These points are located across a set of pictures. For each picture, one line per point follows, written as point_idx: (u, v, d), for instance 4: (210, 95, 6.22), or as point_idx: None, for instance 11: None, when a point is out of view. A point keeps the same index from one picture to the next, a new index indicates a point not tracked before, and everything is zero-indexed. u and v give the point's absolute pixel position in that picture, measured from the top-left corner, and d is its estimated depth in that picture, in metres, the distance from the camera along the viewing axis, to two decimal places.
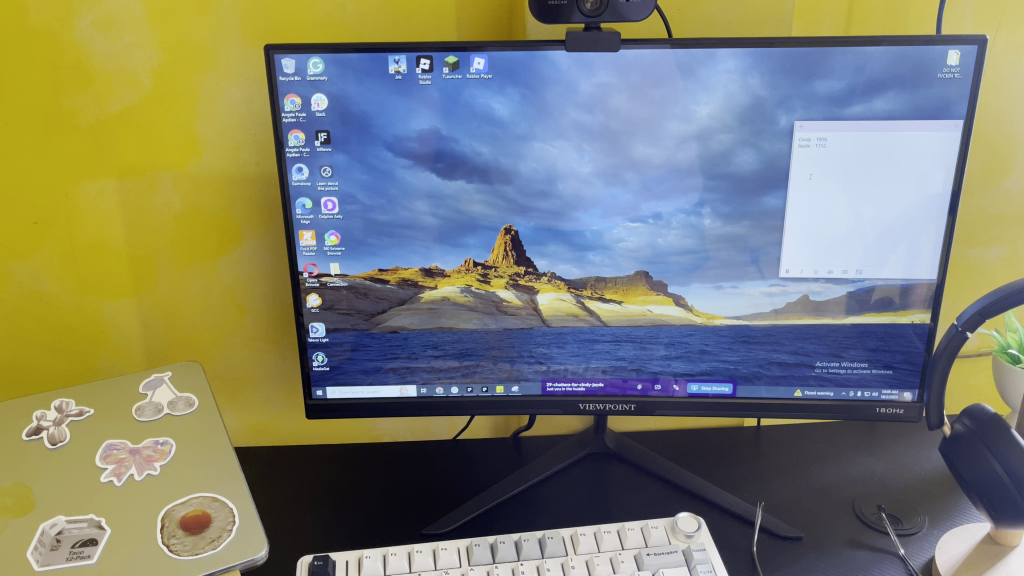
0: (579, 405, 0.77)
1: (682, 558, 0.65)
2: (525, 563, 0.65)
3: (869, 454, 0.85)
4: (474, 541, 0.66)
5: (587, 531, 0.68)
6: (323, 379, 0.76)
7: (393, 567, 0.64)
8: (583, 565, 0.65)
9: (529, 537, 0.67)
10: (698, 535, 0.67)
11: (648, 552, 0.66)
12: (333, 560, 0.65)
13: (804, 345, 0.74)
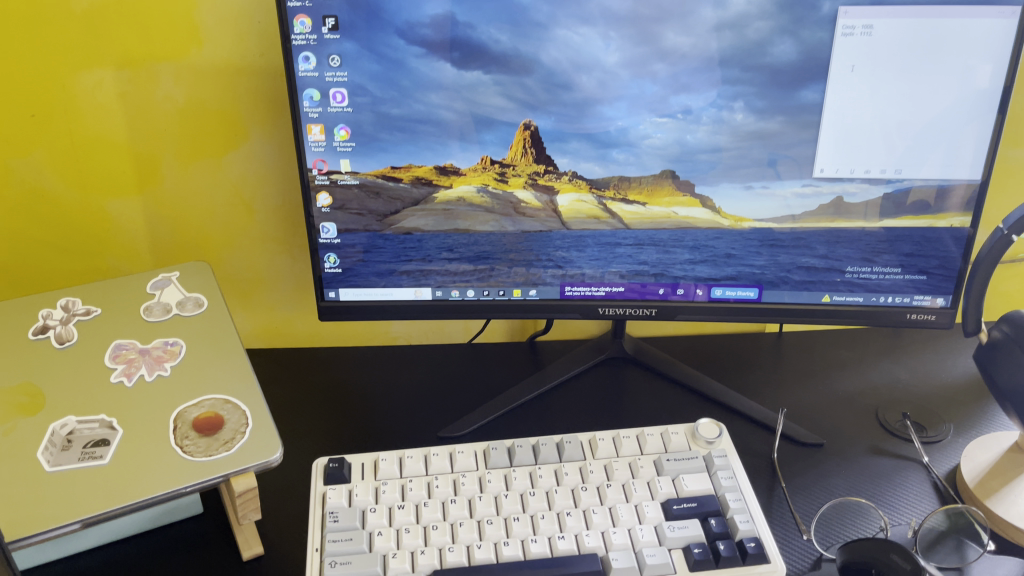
0: (598, 310, 0.75)
1: (702, 464, 0.64)
2: (542, 467, 0.64)
3: (894, 361, 0.83)
4: (491, 444, 0.65)
5: (606, 436, 0.67)
6: (336, 281, 0.74)
7: (409, 469, 0.63)
8: (601, 469, 0.64)
9: (547, 441, 0.66)
10: (719, 442, 0.66)
11: (667, 457, 0.65)
12: (349, 462, 0.64)
13: (835, 249, 0.71)
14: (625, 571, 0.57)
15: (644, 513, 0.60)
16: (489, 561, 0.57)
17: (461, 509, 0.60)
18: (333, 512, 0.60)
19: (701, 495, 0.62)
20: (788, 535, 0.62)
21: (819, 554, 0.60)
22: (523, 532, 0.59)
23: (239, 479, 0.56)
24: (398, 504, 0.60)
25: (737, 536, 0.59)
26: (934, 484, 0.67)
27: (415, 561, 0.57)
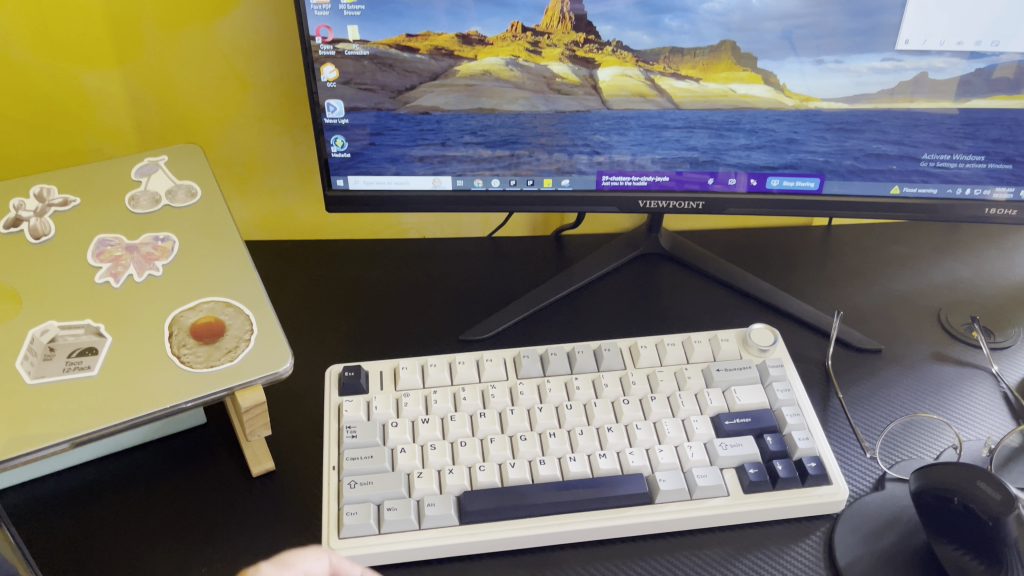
0: (639, 202, 0.67)
1: (756, 375, 0.58)
2: (579, 377, 0.58)
3: (957, 258, 0.76)
4: (522, 352, 0.59)
5: (649, 343, 0.60)
6: (344, 168, 0.66)
7: (432, 379, 0.57)
8: (645, 379, 0.58)
9: (583, 349, 0.60)
10: (773, 350, 0.60)
11: (717, 367, 0.58)
12: (366, 371, 0.58)
13: (912, 134, 0.62)
14: (674, 493, 0.52)
15: (693, 430, 0.55)
16: (523, 481, 0.52)
17: (491, 424, 0.54)
18: (351, 426, 0.54)
19: (755, 409, 0.56)
20: (847, 451, 0.57)
21: (883, 472, 0.56)
22: (560, 450, 0.53)
23: (246, 393, 0.50)
24: (422, 418, 0.54)
25: (795, 455, 0.54)
26: (1004, 395, 0.62)
27: (442, 482, 0.51)
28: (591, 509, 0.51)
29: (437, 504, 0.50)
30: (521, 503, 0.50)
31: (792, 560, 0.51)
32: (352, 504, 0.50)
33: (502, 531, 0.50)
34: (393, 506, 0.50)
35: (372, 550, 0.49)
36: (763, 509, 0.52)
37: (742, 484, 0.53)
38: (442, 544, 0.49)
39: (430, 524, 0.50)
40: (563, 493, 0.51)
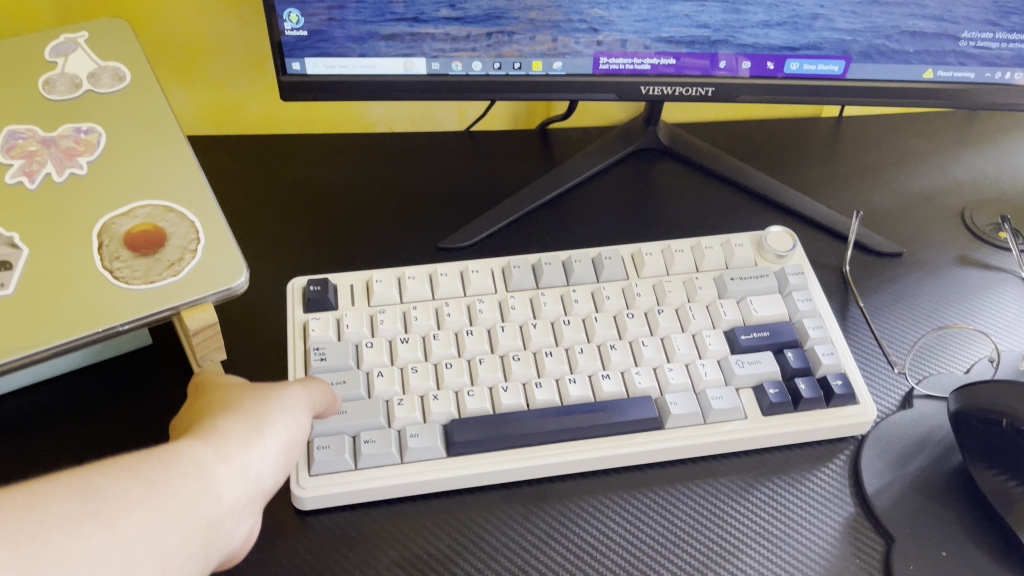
0: (641, 88, 0.59)
1: (774, 285, 0.52)
2: (578, 289, 0.51)
3: (979, 154, 0.70)
4: (513, 262, 0.52)
5: (654, 250, 0.54)
6: (300, 49, 0.55)
7: (411, 294, 0.50)
8: (651, 290, 0.51)
9: (581, 257, 0.53)
10: (792, 257, 0.54)
11: (732, 276, 0.52)
12: (335, 285, 0.51)
13: (954, 9, 0.54)
14: (686, 418, 0.46)
15: (706, 345, 0.49)
16: (518, 407, 0.46)
17: (479, 343, 0.48)
18: (320, 347, 0.47)
19: (774, 322, 0.51)
20: (871, 365, 0.52)
21: (911, 388, 0.51)
22: (557, 371, 0.47)
23: (196, 312, 0.43)
24: (401, 338, 0.48)
25: (819, 372, 0.49)
26: None
27: (427, 410, 0.45)
28: (595, 437, 0.45)
29: (421, 435, 0.43)
30: (518, 432, 0.44)
31: (816, 488, 0.46)
32: (323, 436, 0.43)
33: (496, 463, 0.44)
34: (371, 438, 0.43)
35: (348, 489, 0.42)
36: (784, 432, 0.47)
37: (761, 405, 0.47)
38: (428, 479, 0.43)
39: (413, 457, 0.43)
40: (563, 419, 0.45)
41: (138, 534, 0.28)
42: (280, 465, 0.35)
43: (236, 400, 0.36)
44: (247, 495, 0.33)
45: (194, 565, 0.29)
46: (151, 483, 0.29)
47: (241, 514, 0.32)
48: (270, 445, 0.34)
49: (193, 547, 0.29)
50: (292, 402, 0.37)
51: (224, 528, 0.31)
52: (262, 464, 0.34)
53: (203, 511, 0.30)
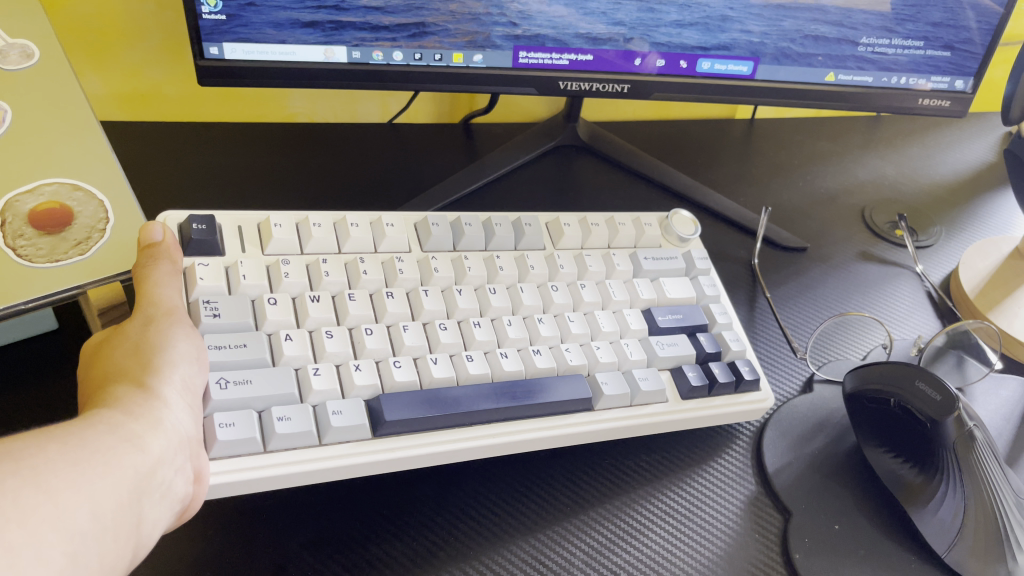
0: (559, 83, 0.60)
1: (685, 267, 0.54)
2: (501, 255, 0.51)
3: (879, 156, 0.74)
4: (431, 218, 0.50)
5: (572, 221, 0.54)
6: (218, 33, 0.54)
7: (315, 244, 0.47)
8: (573, 262, 0.52)
9: (500, 220, 0.52)
10: (693, 241, 0.57)
11: (646, 255, 0.54)
12: (221, 224, 0.46)
13: (851, 16, 0.58)
14: (617, 398, 0.46)
15: (627, 323, 0.50)
16: (450, 381, 0.44)
17: (400, 307, 0.46)
18: (211, 300, 0.42)
19: (683, 306, 0.53)
20: (776, 353, 0.54)
21: (812, 373, 0.53)
22: (485, 342, 0.46)
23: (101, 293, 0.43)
24: (311, 294, 0.44)
25: (728, 355, 0.51)
26: (928, 295, 0.60)
27: (346, 382, 0.42)
28: (531, 417, 0.45)
29: (344, 415, 0.41)
30: (454, 413, 0.43)
31: (720, 473, 0.47)
32: (226, 411, 0.39)
33: (426, 446, 0.42)
34: (286, 415, 0.39)
35: (262, 473, 0.39)
36: (708, 413, 0.48)
37: (680, 390, 0.48)
38: (352, 456, 0.41)
39: (335, 437, 0.40)
40: (498, 395, 0.44)
41: (65, 478, 0.28)
42: (190, 417, 0.36)
43: (132, 359, 0.35)
44: (170, 442, 0.33)
45: (129, 507, 0.30)
46: (64, 442, 0.29)
47: (167, 461, 0.33)
48: (174, 396, 0.35)
49: (126, 491, 0.30)
50: (185, 357, 0.37)
51: (154, 476, 0.31)
52: (174, 415, 0.34)
53: (128, 458, 0.30)
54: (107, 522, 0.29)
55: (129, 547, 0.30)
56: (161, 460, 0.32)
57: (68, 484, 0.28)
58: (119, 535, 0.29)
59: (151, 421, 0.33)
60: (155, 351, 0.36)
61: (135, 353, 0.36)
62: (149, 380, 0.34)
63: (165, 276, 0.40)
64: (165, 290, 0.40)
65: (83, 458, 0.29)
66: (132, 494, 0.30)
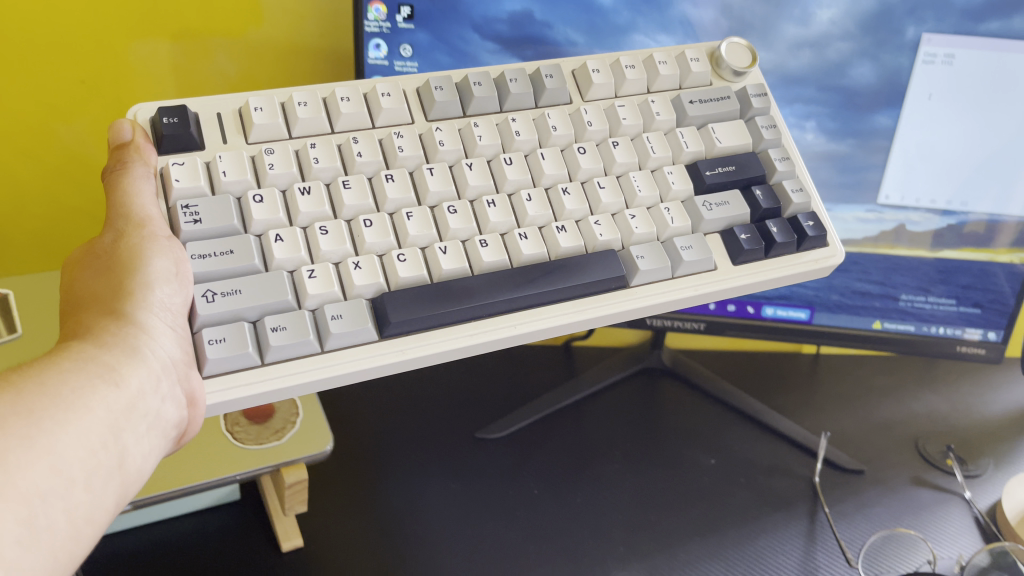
0: (645, 320, 0.74)
1: (740, 108, 0.59)
2: (517, 119, 0.54)
3: (933, 391, 0.83)
4: (436, 86, 0.53)
5: (601, 67, 0.57)
6: None
7: (301, 125, 0.50)
8: (603, 117, 0.56)
9: (516, 77, 0.55)
10: (750, 74, 0.60)
11: (693, 99, 0.58)
12: (195, 116, 0.49)
13: (892, 277, 0.71)
14: (651, 272, 0.52)
15: (669, 187, 0.55)
16: (463, 272, 0.49)
17: (401, 192, 0.50)
18: (190, 204, 0.46)
19: (738, 154, 0.58)
20: (832, 564, 0.62)
21: None
22: (502, 224, 0.51)
23: (291, 471, 0.57)
24: (300, 186, 0.48)
25: (789, 212, 0.57)
26: (975, 519, 0.68)
27: (348, 285, 0.47)
28: (556, 303, 0.50)
29: (343, 318, 0.46)
30: (470, 305, 0.48)
31: None
32: (217, 325, 0.44)
33: (444, 342, 0.48)
34: (279, 327, 0.45)
35: (260, 385, 0.44)
36: (753, 278, 0.54)
37: (731, 256, 0.55)
38: (352, 355, 0.46)
39: (336, 344, 0.46)
40: (520, 278, 0.50)
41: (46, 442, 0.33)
42: (173, 342, 0.42)
43: (100, 282, 0.43)
44: (148, 373, 0.39)
45: (109, 454, 0.36)
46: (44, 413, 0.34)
47: (147, 392, 0.39)
48: (155, 321, 0.42)
49: (97, 428, 0.36)
50: (164, 275, 0.43)
51: (128, 409, 0.38)
52: (155, 345, 0.41)
53: (100, 397, 0.37)
54: (74, 465, 0.34)
55: (111, 480, 0.36)
56: (139, 394, 0.39)
57: (25, 436, 0.33)
58: (93, 474, 0.35)
59: (125, 352, 0.39)
60: (129, 272, 0.42)
61: (119, 276, 0.43)
62: (126, 311, 0.41)
63: (138, 182, 0.46)
64: (139, 200, 0.45)
65: (53, 403, 0.35)
66: (101, 435, 0.36)
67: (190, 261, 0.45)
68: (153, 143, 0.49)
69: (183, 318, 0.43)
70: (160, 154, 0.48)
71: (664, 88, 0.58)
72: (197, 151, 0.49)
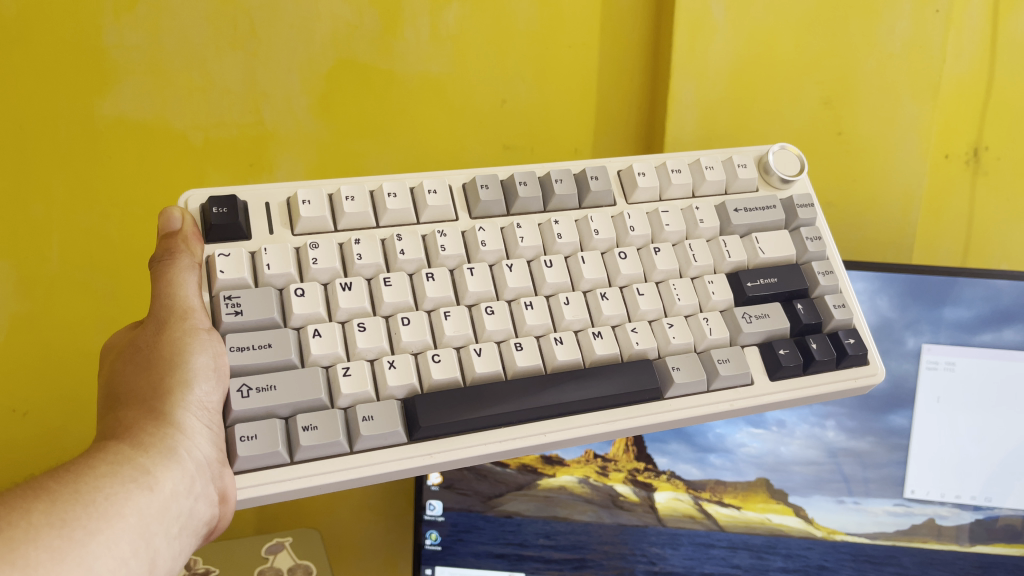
0: None
1: (785, 219, 0.59)
2: (562, 221, 0.56)
3: None
4: (482, 183, 0.55)
5: (646, 171, 0.58)
6: (432, 558, 0.77)
7: (346, 221, 0.52)
8: (645, 222, 0.57)
9: (561, 178, 0.57)
10: (796, 183, 0.61)
11: (738, 207, 0.59)
12: (243, 206, 0.52)
13: (929, 571, 0.73)
14: (685, 385, 0.53)
15: (709, 297, 0.56)
16: (496, 375, 0.50)
17: (441, 291, 0.51)
18: (232, 296, 0.48)
19: (782, 266, 0.58)
20: None
21: None
22: (538, 327, 0.52)
23: None
24: (342, 281, 0.50)
25: (830, 326, 0.57)
26: None
27: (383, 383, 0.49)
28: (585, 413, 0.51)
29: (374, 420, 0.47)
30: (497, 411, 0.49)
31: None
32: (249, 421, 0.46)
33: (471, 448, 0.48)
34: (311, 426, 0.46)
35: (287, 480, 0.45)
36: (787, 396, 0.55)
37: (769, 371, 0.55)
38: (382, 457, 0.47)
39: (365, 444, 0.47)
40: (551, 382, 0.51)
41: (78, 556, 0.37)
42: (208, 442, 0.45)
43: (141, 378, 0.47)
44: (181, 475, 0.43)
45: (137, 561, 0.40)
46: (76, 524, 0.37)
47: (174, 498, 0.43)
48: (191, 421, 0.45)
49: (127, 536, 0.39)
50: (204, 371, 0.46)
51: (159, 512, 0.42)
52: (190, 446, 0.44)
53: (133, 503, 0.40)
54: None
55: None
56: (171, 496, 0.42)
57: (59, 548, 0.36)
58: None
59: (162, 456, 0.43)
60: (172, 367, 0.45)
61: (163, 374, 0.46)
62: (165, 412, 0.44)
63: (182, 274, 0.48)
64: (183, 292, 0.48)
65: (88, 513, 0.38)
66: (133, 544, 0.40)
67: (227, 354, 0.47)
68: (202, 231, 0.51)
69: (219, 416, 0.46)
70: (206, 244, 0.50)
71: (708, 193, 0.59)
72: (244, 241, 0.51)
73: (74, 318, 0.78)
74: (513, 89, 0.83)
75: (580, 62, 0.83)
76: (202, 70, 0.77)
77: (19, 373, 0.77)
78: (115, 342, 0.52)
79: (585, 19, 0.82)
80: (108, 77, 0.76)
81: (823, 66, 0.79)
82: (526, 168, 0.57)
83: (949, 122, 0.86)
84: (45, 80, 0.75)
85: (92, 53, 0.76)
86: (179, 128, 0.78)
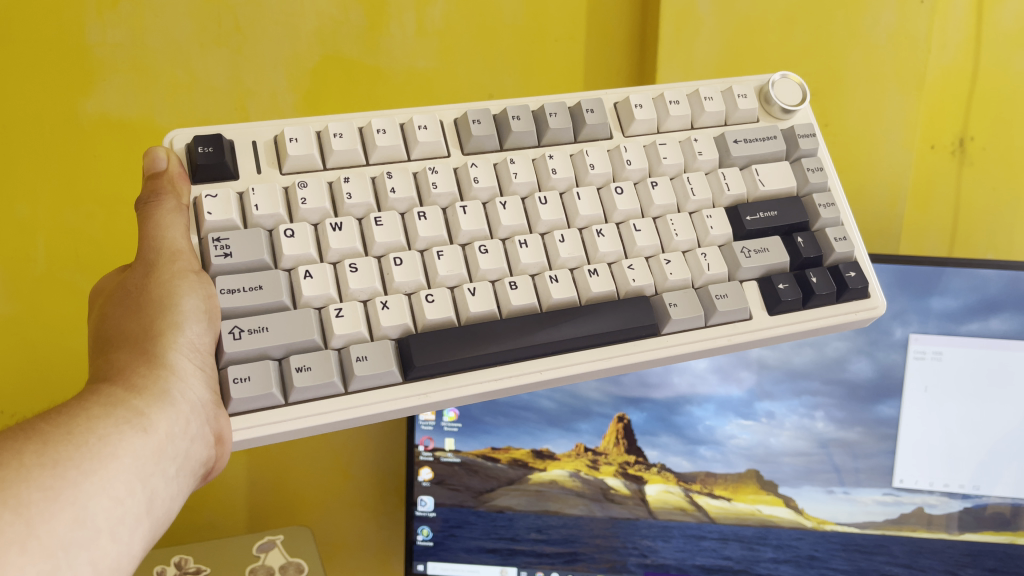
0: None
1: (786, 149, 0.57)
2: (556, 156, 0.54)
3: None
4: (473, 118, 0.53)
5: (644, 102, 0.56)
6: (425, 554, 0.77)
7: (336, 157, 0.50)
8: (642, 155, 0.55)
9: (556, 111, 0.55)
10: (800, 112, 0.59)
11: (739, 137, 0.56)
12: (229, 144, 0.50)
13: (919, 559, 0.73)
14: (682, 321, 0.52)
15: (707, 232, 0.54)
16: (491, 314, 0.50)
17: (433, 230, 0.50)
18: (221, 238, 0.47)
19: (782, 198, 0.56)
20: None
21: None
22: (533, 266, 0.51)
23: None
24: (332, 222, 0.49)
25: (831, 260, 0.55)
26: None
27: (376, 323, 0.48)
28: (579, 350, 0.50)
29: (369, 360, 0.47)
30: (492, 350, 0.48)
31: None
32: (243, 364, 0.46)
33: (466, 388, 0.48)
34: (305, 367, 0.46)
35: (279, 422, 0.45)
36: (786, 330, 0.53)
37: (768, 306, 0.54)
38: (377, 397, 0.47)
39: (360, 385, 0.47)
40: (546, 321, 0.50)
41: (71, 494, 0.36)
42: (200, 384, 0.44)
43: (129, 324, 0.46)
44: (176, 416, 0.42)
45: (134, 501, 0.39)
46: (69, 462, 0.36)
47: (170, 439, 0.41)
48: (182, 362, 0.44)
49: (124, 476, 0.38)
50: (194, 314, 0.45)
51: (156, 453, 0.40)
52: (184, 388, 0.43)
53: (127, 444, 0.39)
54: (100, 516, 0.37)
55: (139, 524, 0.39)
56: (166, 438, 0.41)
57: (51, 487, 0.35)
58: (119, 521, 0.38)
59: (155, 398, 0.42)
60: (162, 309, 0.44)
61: (153, 316, 0.45)
62: (157, 353, 0.43)
63: (168, 217, 0.47)
64: (170, 233, 0.47)
65: (81, 453, 0.37)
66: (129, 484, 0.39)
67: (219, 296, 0.46)
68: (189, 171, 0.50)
69: (211, 358, 0.45)
70: (193, 184, 0.49)
71: (707, 125, 0.57)
72: (233, 181, 0.49)
73: (63, 319, 0.77)
74: (500, 84, 0.82)
75: (566, 56, 0.83)
76: (186, 68, 0.77)
77: (6, 374, 0.77)
78: (103, 286, 0.50)
79: (570, 12, 0.82)
80: (92, 76, 0.76)
81: (811, 57, 0.79)
82: (519, 102, 0.55)
83: (935, 113, 0.86)
84: (29, 78, 0.75)
85: (76, 52, 0.75)
86: (163, 126, 0.77)
